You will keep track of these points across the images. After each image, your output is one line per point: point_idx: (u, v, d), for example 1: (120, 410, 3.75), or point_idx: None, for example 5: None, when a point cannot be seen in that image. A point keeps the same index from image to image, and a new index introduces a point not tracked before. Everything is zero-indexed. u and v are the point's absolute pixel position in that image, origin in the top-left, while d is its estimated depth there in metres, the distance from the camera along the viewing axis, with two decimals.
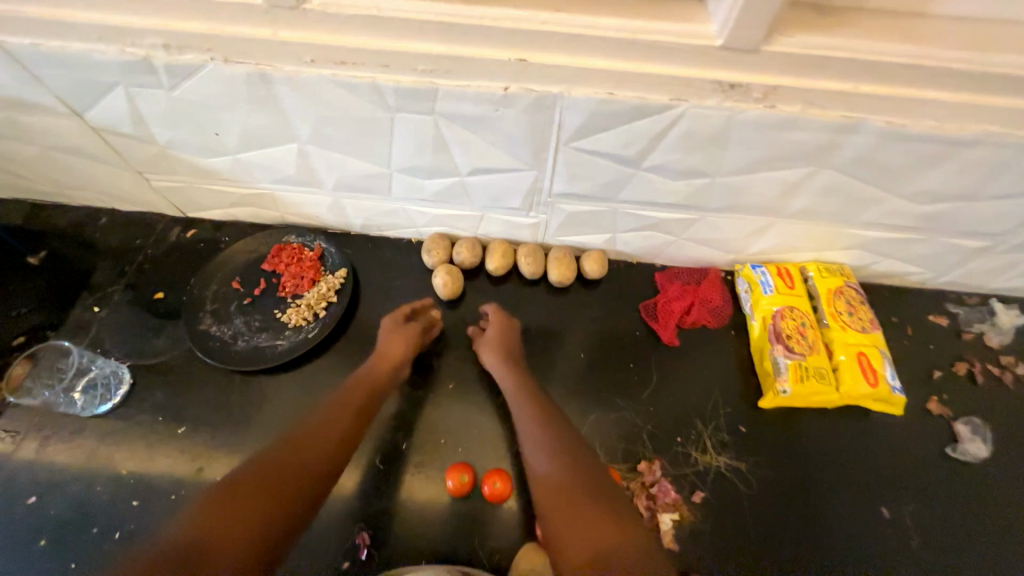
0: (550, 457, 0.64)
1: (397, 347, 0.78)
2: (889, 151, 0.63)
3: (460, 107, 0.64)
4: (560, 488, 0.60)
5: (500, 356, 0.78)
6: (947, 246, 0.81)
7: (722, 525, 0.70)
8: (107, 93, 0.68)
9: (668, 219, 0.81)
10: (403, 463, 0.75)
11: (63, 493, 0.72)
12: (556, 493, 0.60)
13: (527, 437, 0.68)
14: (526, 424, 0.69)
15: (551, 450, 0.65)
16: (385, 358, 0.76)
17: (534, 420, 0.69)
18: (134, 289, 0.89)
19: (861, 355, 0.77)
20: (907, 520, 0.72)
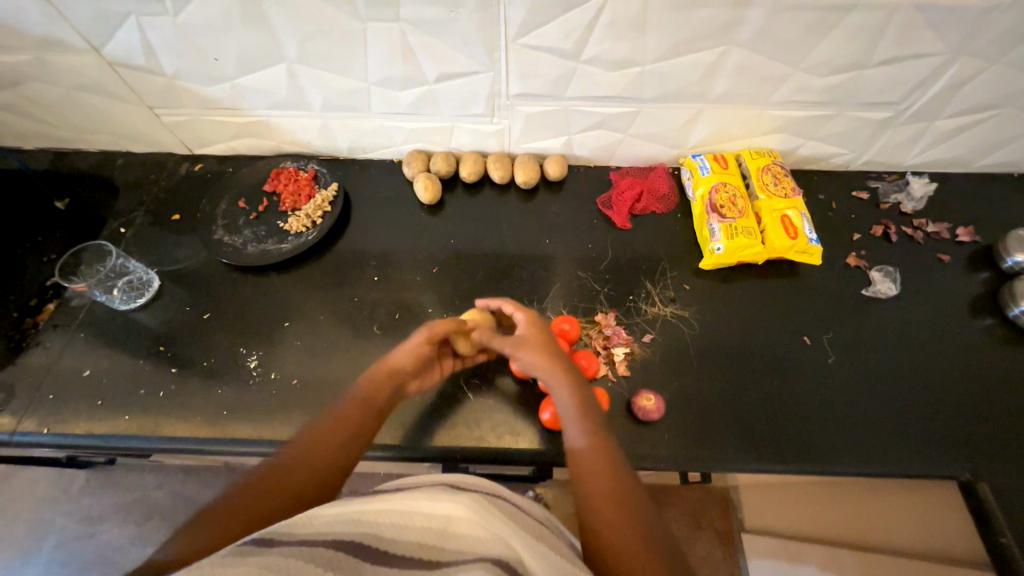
0: (600, 457, 0.57)
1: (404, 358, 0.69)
2: (781, 22, 0.76)
3: (420, 11, 0.76)
4: (609, 487, 0.55)
5: (534, 339, 0.69)
6: (856, 120, 0.93)
7: (669, 357, 0.83)
8: (122, 24, 0.80)
9: (614, 115, 0.93)
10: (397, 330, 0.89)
11: (112, 367, 0.86)
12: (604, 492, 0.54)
13: (569, 420, 0.61)
14: (569, 412, 0.62)
15: (598, 450, 0.58)
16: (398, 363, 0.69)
17: (580, 407, 0.62)
18: (153, 212, 1.02)
19: (783, 217, 0.90)
20: (825, 344, 0.84)
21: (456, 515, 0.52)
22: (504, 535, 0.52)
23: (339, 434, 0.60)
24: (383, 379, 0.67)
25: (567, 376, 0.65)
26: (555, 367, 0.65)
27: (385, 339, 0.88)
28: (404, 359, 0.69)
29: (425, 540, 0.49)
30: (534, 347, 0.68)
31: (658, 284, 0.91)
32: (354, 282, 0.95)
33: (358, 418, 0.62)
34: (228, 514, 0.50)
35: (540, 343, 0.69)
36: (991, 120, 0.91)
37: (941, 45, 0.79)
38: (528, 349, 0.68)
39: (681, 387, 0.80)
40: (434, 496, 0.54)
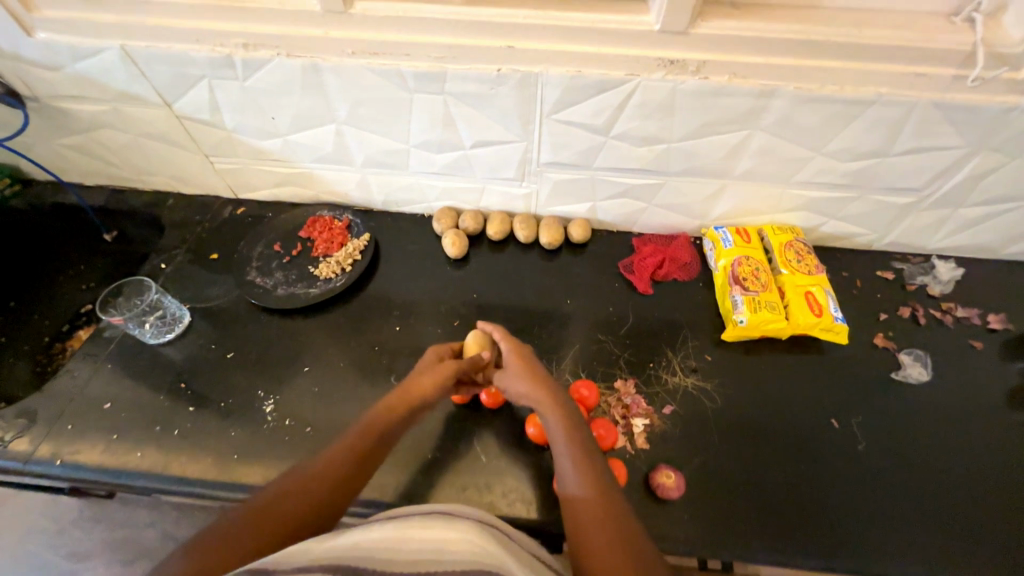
0: (593, 506, 0.58)
1: (427, 385, 0.71)
2: (803, 112, 0.80)
3: (464, 87, 0.82)
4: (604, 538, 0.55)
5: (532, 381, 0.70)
6: (877, 203, 0.95)
7: (689, 431, 0.80)
8: (194, 84, 0.88)
9: (638, 186, 0.97)
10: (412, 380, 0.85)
11: (133, 402, 0.87)
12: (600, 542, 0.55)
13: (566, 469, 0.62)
14: (566, 461, 0.62)
15: (593, 501, 0.58)
16: (419, 386, 0.71)
17: (579, 457, 0.62)
18: (193, 251, 1.07)
19: (807, 293, 0.90)
20: (855, 429, 0.81)
21: (453, 538, 0.49)
22: (505, 563, 0.48)
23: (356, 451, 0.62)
24: (403, 404, 0.68)
25: (565, 422, 0.66)
26: (553, 412, 0.67)
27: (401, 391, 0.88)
28: (427, 387, 0.71)
29: (423, 564, 0.47)
30: (532, 388, 0.69)
31: (679, 353, 0.90)
32: (376, 330, 0.96)
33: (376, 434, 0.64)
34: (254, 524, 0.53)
35: (538, 384, 0.70)
36: (1015, 210, 0.92)
37: (961, 140, 0.82)
38: (528, 391, 0.69)
39: (702, 464, 0.77)
40: (426, 522, 0.51)
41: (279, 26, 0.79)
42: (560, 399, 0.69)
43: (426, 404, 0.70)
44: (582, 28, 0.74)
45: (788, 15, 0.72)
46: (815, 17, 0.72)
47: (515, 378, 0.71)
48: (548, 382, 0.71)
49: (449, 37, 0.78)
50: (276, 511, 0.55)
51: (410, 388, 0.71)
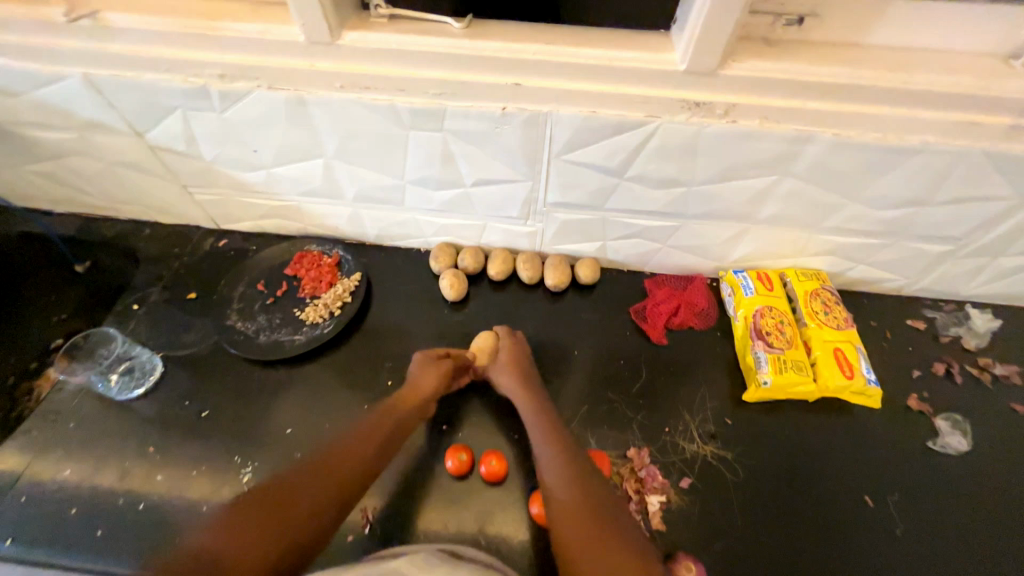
0: (573, 497, 0.63)
1: (429, 382, 0.79)
2: (839, 160, 0.72)
3: (465, 125, 0.74)
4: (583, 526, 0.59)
5: (517, 377, 0.81)
6: (912, 250, 0.87)
7: (711, 510, 0.73)
8: (168, 115, 0.80)
9: (652, 227, 0.89)
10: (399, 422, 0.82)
11: (95, 470, 0.79)
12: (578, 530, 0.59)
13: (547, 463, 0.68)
14: (546, 455, 0.69)
15: (573, 491, 0.64)
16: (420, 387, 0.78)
17: (558, 450, 0.69)
18: (169, 289, 0.98)
19: (836, 351, 0.83)
20: (891, 509, 0.74)
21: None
22: None
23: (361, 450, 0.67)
24: (409, 400, 0.77)
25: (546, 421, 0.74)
26: (535, 413, 0.76)
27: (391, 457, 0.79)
28: (428, 384, 0.79)
29: None
30: (517, 385, 0.80)
31: (696, 415, 0.83)
32: (366, 383, 0.88)
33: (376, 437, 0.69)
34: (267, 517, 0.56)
35: (523, 382, 0.80)
36: None
37: (1010, 190, 0.74)
38: (513, 390, 0.80)
39: (723, 550, 0.70)
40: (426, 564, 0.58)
41: (260, 56, 0.71)
42: (541, 401, 0.78)
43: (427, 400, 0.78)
44: (597, 66, 0.66)
45: (829, 56, 0.65)
46: (859, 59, 0.65)
47: (502, 373, 0.82)
48: (531, 384, 0.81)
49: (449, 72, 0.70)
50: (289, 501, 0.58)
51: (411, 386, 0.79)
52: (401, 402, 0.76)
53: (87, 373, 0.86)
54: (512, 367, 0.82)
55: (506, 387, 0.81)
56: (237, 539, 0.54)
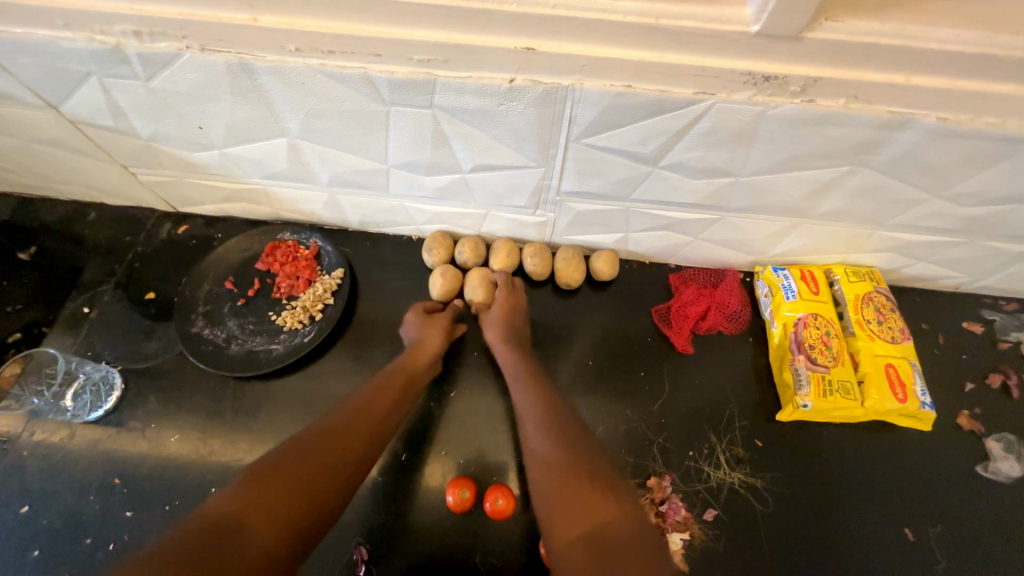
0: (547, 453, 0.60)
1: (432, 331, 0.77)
2: (934, 150, 0.57)
3: (461, 101, 0.58)
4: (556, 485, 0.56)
5: (498, 328, 0.77)
6: (990, 249, 0.74)
7: (737, 546, 0.68)
8: (82, 84, 0.63)
9: (685, 220, 0.75)
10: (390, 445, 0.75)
11: (55, 503, 0.71)
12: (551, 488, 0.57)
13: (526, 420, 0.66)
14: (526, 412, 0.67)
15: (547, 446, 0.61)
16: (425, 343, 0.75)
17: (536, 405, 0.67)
18: (124, 288, 0.86)
19: (889, 369, 0.72)
20: (932, 543, 0.68)
21: None
22: None
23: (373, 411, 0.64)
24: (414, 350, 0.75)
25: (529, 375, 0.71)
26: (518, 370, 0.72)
27: (386, 492, 0.72)
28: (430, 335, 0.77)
29: None
30: (499, 338, 0.76)
31: (723, 437, 0.75)
32: None
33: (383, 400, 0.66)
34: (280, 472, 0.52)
35: (507, 334, 0.76)
36: None
37: None
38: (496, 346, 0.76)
39: None
40: None
41: (185, 7, 0.53)
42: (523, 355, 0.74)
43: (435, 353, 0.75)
44: (637, 25, 0.49)
45: (951, 14, 0.48)
46: (991, 17, 0.48)
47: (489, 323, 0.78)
48: (514, 336, 0.76)
49: (438, 31, 0.52)
50: (306, 456, 0.54)
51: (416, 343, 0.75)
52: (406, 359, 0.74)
53: (34, 400, 0.76)
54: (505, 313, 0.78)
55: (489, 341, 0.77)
56: (261, 497, 0.49)
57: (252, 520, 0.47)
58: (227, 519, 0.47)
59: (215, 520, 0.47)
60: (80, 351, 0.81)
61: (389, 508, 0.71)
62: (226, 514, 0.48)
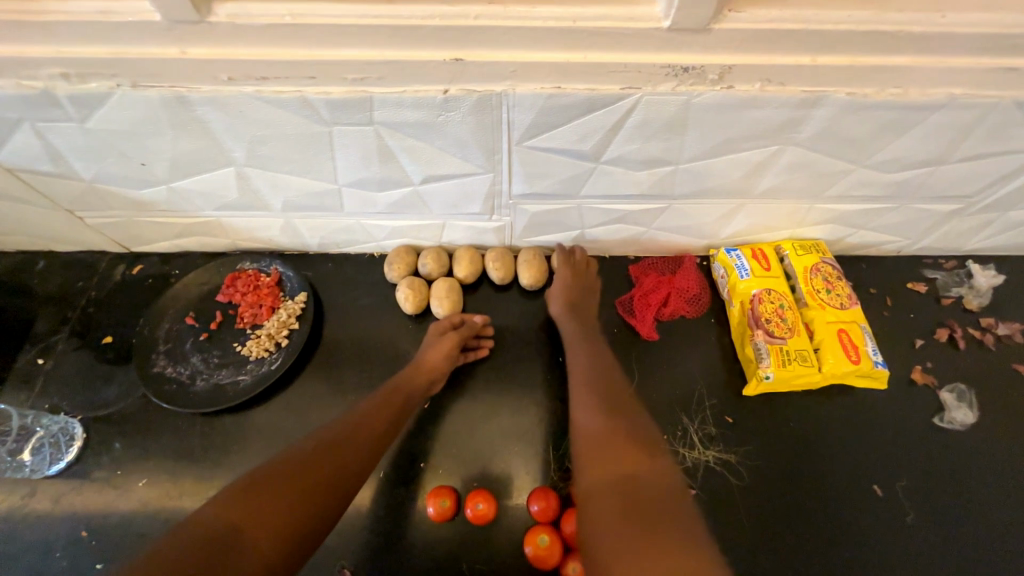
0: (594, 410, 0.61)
1: (437, 358, 0.75)
2: (850, 123, 0.61)
3: (399, 115, 0.60)
4: (598, 439, 0.56)
5: (567, 308, 0.80)
6: (920, 212, 0.78)
7: (717, 522, 0.69)
8: (14, 130, 0.62)
9: (636, 211, 0.77)
10: None
11: (19, 565, 0.67)
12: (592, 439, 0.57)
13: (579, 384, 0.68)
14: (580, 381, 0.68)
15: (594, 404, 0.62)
16: (429, 364, 0.75)
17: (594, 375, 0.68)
18: (80, 335, 0.84)
19: (842, 333, 0.76)
20: (900, 496, 0.71)
21: None
22: None
23: (376, 424, 0.65)
24: (419, 376, 0.74)
25: (591, 351, 0.73)
26: (583, 345, 0.75)
27: (367, 510, 0.71)
28: (438, 361, 0.75)
29: None
30: (564, 319, 0.79)
31: (695, 418, 0.76)
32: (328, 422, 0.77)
33: (385, 414, 0.67)
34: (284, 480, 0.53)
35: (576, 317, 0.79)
36: None
37: None
38: (563, 323, 0.79)
39: (733, 563, 0.67)
40: None
41: (112, 45, 0.53)
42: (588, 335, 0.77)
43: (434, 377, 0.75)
44: (558, 29, 0.52)
45: None
46: None
47: (553, 302, 0.81)
48: (583, 319, 0.79)
49: (368, 49, 0.54)
50: (312, 467, 0.56)
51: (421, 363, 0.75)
52: (415, 379, 0.73)
53: None
54: (571, 294, 0.80)
55: (557, 320, 0.80)
56: (258, 506, 0.50)
57: (255, 530, 0.48)
58: (230, 526, 0.48)
59: (218, 526, 0.48)
60: (36, 404, 0.78)
61: (372, 527, 0.71)
62: (229, 520, 0.48)
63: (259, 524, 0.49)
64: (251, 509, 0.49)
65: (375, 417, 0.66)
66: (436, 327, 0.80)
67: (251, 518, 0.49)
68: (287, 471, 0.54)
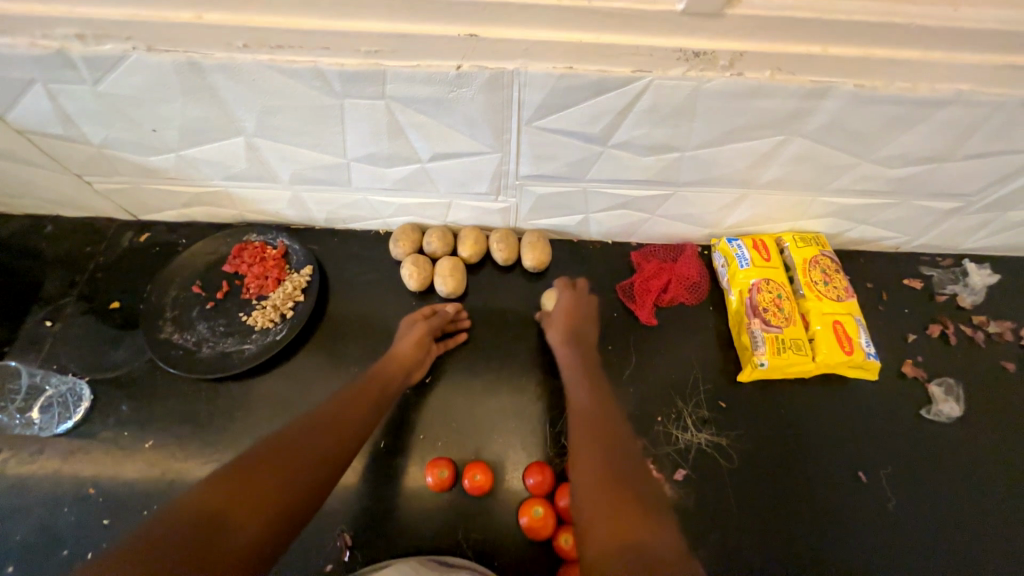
0: (597, 459, 0.57)
1: (409, 347, 0.76)
2: (857, 115, 0.62)
3: (410, 91, 0.60)
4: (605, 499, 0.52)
5: (566, 335, 0.76)
6: (921, 209, 0.79)
7: (705, 501, 0.72)
8: (26, 90, 0.62)
9: (641, 197, 0.78)
10: None
11: (28, 518, 0.70)
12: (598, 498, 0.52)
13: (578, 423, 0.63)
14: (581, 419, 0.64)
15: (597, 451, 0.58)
16: (401, 353, 0.75)
17: (595, 409, 0.64)
18: (87, 300, 0.85)
19: (836, 324, 0.77)
20: (882, 483, 0.73)
21: None
22: None
23: (357, 409, 0.66)
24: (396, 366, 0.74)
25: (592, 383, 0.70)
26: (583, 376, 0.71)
27: (368, 478, 0.74)
28: (410, 351, 0.76)
29: None
30: (562, 345, 0.76)
31: (690, 401, 0.78)
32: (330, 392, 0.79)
33: (367, 401, 0.68)
34: (261, 468, 0.54)
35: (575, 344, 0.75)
36: None
37: None
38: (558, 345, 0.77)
39: (719, 540, 0.69)
40: None
41: (127, 7, 0.53)
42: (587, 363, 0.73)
43: (409, 367, 0.75)
44: (573, 8, 0.52)
45: None
46: None
47: (553, 329, 0.79)
48: (583, 344, 0.76)
49: (383, 22, 0.54)
50: (293, 455, 0.56)
51: (394, 354, 0.76)
52: (391, 366, 0.74)
53: None
54: (570, 320, 0.78)
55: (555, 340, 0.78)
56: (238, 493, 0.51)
57: (241, 516, 0.49)
58: (213, 512, 0.49)
59: (201, 515, 0.48)
60: (44, 365, 0.80)
61: (372, 493, 0.73)
62: (212, 508, 0.49)
63: (244, 513, 0.50)
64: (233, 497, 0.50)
65: (353, 406, 0.66)
66: (409, 319, 0.81)
67: (234, 506, 0.50)
68: (268, 459, 0.55)
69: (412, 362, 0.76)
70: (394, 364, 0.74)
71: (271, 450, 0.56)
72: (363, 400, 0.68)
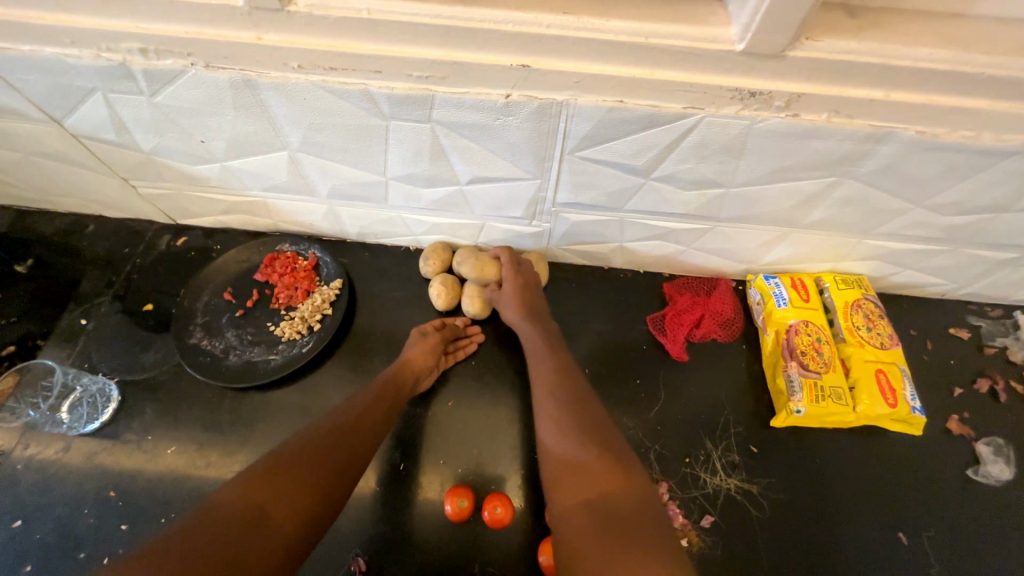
0: (558, 438, 0.58)
1: (418, 356, 0.76)
2: (914, 162, 0.60)
3: (458, 116, 0.60)
4: (565, 467, 0.55)
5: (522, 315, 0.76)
6: (973, 257, 0.76)
7: (735, 551, 0.68)
8: (86, 99, 0.64)
9: (678, 229, 0.76)
10: (388, 454, 0.75)
11: (48, 517, 0.70)
12: (561, 467, 0.55)
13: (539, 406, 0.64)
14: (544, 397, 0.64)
15: (556, 423, 0.60)
16: (410, 361, 0.75)
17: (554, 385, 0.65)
18: (122, 300, 0.86)
19: (879, 373, 0.74)
20: (926, 546, 0.69)
21: None
22: None
23: (376, 410, 0.67)
24: (404, 373, 0.74)
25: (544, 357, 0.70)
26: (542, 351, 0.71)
27: (385, 501, 0.72)
28: (418, 359, 0.76)
29: None
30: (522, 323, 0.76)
31: (720, 444, 0.75)
32: None
33: (382, 402, 0.69)
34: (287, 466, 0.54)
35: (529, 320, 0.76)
36: None
37: None
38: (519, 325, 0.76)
39: None
40: None
41: (189, 25, 0.55)
42: (547, 339, 0.73)
43: (418, 374, 0.75)
44: (629, 44, 0.52)
45: (926, 33, 0.50)
46: (964, 36, 0.50)
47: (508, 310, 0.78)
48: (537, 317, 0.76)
49: (438, 49, 0.54)
50: (320, 455, 0.57)
51: (403, 360, 0.76)
52: (403, 373, 0.74)
53: (30, 413, 0.75)
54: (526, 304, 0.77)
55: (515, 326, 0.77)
56: (273, 492, 0.51)
57: (278, 515, 0.50)
58: (251, 509, 0.49)
59: (238, 513, 0.49)
60: (77, 363, 0.81)
61: (388, 517, 0.71)
62: (248, 505, 0.49)
63: (281, 511, 0.50)
64: (269, 495, 0.51)
65: (363, 420, 0.65)
66: (418, 329, 0.81)
67: (271, 504, 0.50)
68: (299, 458, 0.55)
69: (421, 369, 0.75)
70: (403, 372, 0.74)
71: (297, 450, 0.56)
72: (372, 415, 0.66)
